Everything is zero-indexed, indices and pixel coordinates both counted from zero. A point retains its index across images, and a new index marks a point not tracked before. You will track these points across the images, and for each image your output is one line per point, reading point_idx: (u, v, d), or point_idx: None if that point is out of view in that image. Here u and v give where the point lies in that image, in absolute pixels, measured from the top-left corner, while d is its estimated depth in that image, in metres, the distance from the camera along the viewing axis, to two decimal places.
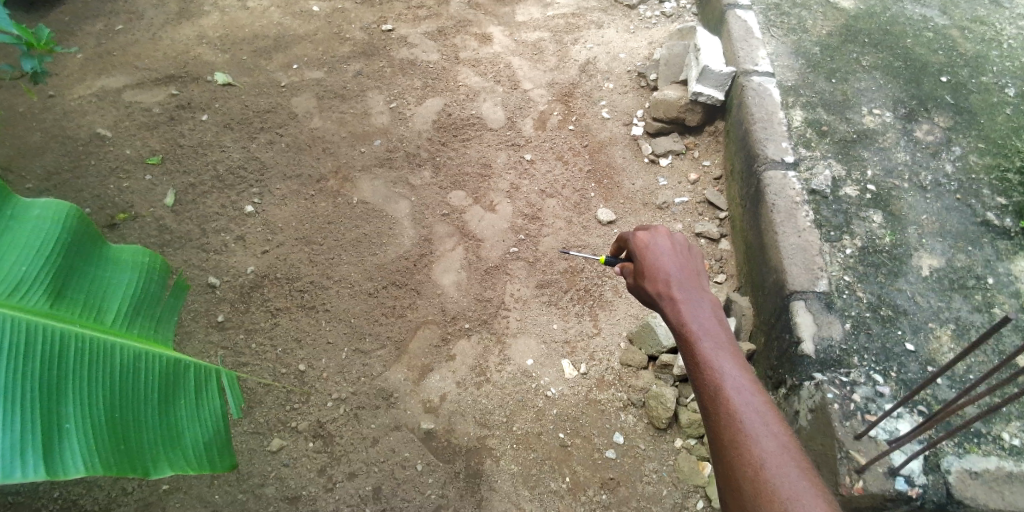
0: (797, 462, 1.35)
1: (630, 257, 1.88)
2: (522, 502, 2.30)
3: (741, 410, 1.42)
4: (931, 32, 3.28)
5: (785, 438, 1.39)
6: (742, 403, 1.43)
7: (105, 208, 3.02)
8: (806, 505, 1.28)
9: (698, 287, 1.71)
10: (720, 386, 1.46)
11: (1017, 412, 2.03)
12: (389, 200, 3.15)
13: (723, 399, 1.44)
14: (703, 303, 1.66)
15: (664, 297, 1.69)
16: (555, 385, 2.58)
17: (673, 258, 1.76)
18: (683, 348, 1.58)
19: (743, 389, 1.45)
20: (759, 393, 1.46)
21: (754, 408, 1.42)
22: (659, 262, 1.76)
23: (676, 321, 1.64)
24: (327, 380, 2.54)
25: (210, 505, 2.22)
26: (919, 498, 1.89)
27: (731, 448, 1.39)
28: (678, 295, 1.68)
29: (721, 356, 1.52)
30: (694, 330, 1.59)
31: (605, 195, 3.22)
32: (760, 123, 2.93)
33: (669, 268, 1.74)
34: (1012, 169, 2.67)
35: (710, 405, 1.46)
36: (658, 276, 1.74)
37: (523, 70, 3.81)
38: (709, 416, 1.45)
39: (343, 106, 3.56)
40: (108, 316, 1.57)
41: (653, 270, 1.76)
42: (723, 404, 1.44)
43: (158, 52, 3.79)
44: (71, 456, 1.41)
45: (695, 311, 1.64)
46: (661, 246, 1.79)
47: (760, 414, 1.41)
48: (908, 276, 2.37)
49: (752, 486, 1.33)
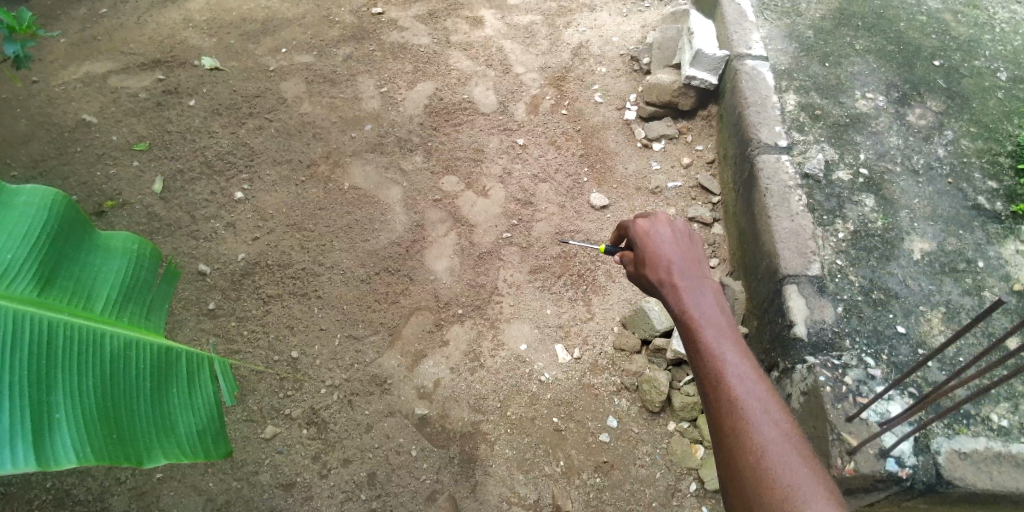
0: (797, 449, 1.36)
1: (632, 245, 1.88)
2: (517, 486, 2.31)
3: (742, 398, 1.42)
4: (924, 15, 3.27)
5: (786, 425, 1.39)
6: (744, 391, 1.43)
7: (93, 195, 2.98)
8: (806, 492, 1.28)
9: (700, 274, 1.70)
10: (721, 374, 1.47)
11: (1006, 393, 2.06)
12: (381, 185, 3.12)
13: (725, 386, 1.44)
14: (705, 290, 1.66)
15: (666, 285, 1.69)
16: (549, 369, 2.59)
17: (675, 246, 1.76)
18: (685, 335, 1.58)
19: (745, 378, 1.46)
20: (761, 381, 1.46)
21: (756, 396, 1.43)
22: (661, 250, 1.75)
23: (678, 309, 1.64)
24: (321, 367, 2.53)
25: (204, 493, 2.22)
26: (909, 479, 1.91)
27: (732, 436, 1.39)
28: (680, 283, 1.67)
29: (723, 343, 1.52)
30: (696, 317, 1.59)
31: (599, 180, 3.21)
32: (754, 107, 2.92)
33: (671, 255, 1.73)
34: (1003, 153, 2.69)
35: (711, 393, 1.46)
36: (660, 263, 1.73)
37: (515, 54, 3.78)
38: (710, 404, 1.46)
39: (333, 90, 3.52)
40: (97, 304, 1.55)
41: (655, 258, 1.76)
42: (725, 392, 1.44)
43: (143, 36, 3.73)
44: (62, 446, 1.40)
45: (697, 298, 1.63)
46: (662, 234, 1.79)
47: (762, 403, 1.41)
48: (900, 260, 2.39)
49: (752, 474, 1.34)
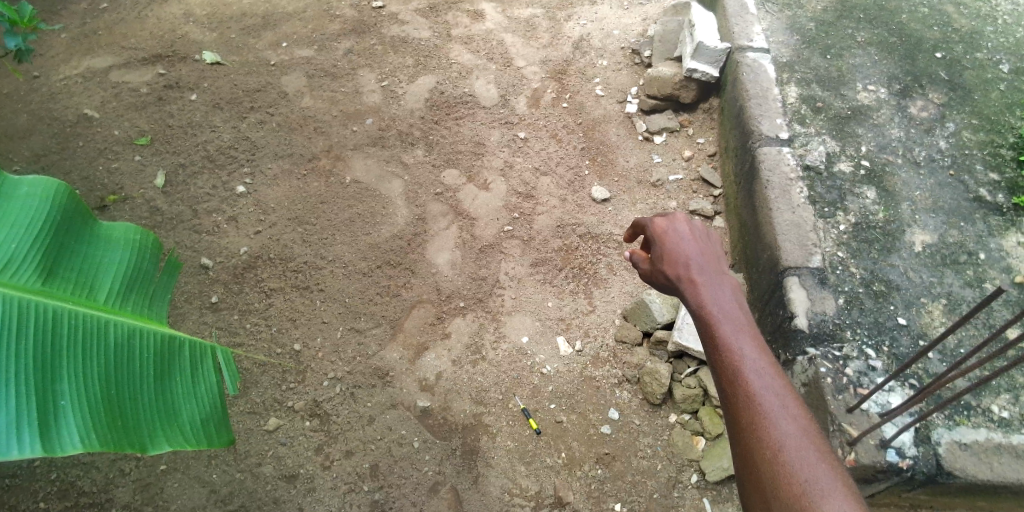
0: (815, 445, 1.34)
1: (648, 243, 1.88)
2: (519, 477, 2.32)
3: (760, 394, 1.41)
4: (926, 7, 3.26)
5: (804, 421, 1.38)
6: (762, 386, 1.42)
7: (95, 190, 2.99)
8: (824, 487, 1.27)
9: (718, 271, 1.70)
10: (739, 368, 1.45)
11: (1007, 384, 2.06)
12: (382, 179, 3.13)
13: (743, 381, 1.43)
14: (724, 285, 1.65)
15: (684, 282, 1.69)
16: (550, 362, 2.59)
17: (693, 244, 1.76)
18: (702, 330, 1.57)
19: (763, 372, 1.44)
20: (779, 376, 1.44)
21: (774, 391, 1.41)
22: (679, 248, 1.76)
23: (695, 305, 1.63)
24: (323, 360, 2.54)
25: (208, 485, 2.23)
26: (910, 469, 1.92)
27: (749, 431, 1.38)
28: (698, 279, 1.67)
29: (741, 338, 1.51)
30: (714, 312, 1.58)
31: (600, 174, 3.21)
32: (755, 100, 2.92)
33: (689, 254, 1.74)
34: (1005, 145, 2.68)
35: (729, 388, 1.45)
36: (678, 260, 1.74)
37: (516, 47, 3.77)
38: (728, 399, 1.44)
39: (334, 84, 3.52)
40: (101, 293, 1.55)
41: (673, 256, 1.76)
42: (743, 387, 1.43)
43: (144, 31, 3.72)
44: (67, 433, 1.40)
45: (715, 293, 1.62)
46: (681, 232, 1.79)
47: (779, 398, 1.39)
48: (901, 251, 2.39)
49: (770, 470, 1.32)
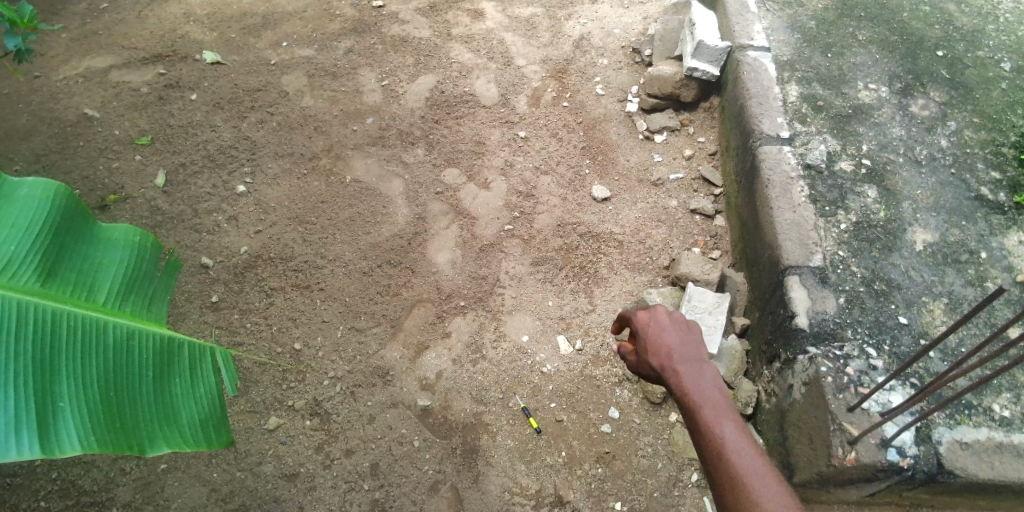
0: None
1: (632, 333, 1.88)
2: (520, 476, 2.31)
3: (754, 494, 1.40)
4: (928, 6, 3.25)
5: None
6: (755, 486, 1.41)
7: (95, 190, 2.99)
8: None
9: (701, 359, 1.70)
10: (730, 469, 1.45)
11: (1009, 383, 2.05)
12: (382, 178, 3.12)
13: (735, 484, 1.42)
14: (708, 376, 1.64)
15: (669, 374, 1.69)
16: (551, 361, 2.59)
17: (673, 332, 1.76)
18: (691, 429, 1.57)
19: (755, 470, 1.43)
20: (770, 471, 1.43)
21: (767, 489, 1.40)
22: (660, 337, 1.76)
23: (679, 391, 1.64)
24: (324, 359, 2.54)
25: (208, 484, 2.24)
26: (910, 468, 1.92)
27: None
28: (682, 370, 1.67)
29: (730, 434, 1.50)
30: (700, 407, 1.58)
31: (601, 172, 3.20)
32: (755, 99, 2.92)
33: (671, 342, 1.74)
34: (1006, 144, 2.68)
35: (724, 491, 1.44)
36: (661, 351, 1.74)
37: (516, 47, 3.77)
38: (724, 503, 1.44)
39: (334, 84, 3.52)
40: (100, 293, 1.55)
41: (656, 346, 1.76)
42: (736, 491, 1.42)
43: (145, 31, 3.73)
44: (66, 433, 1.40)
45: (700, 385, 1.62)
46: (660, 320, 1.80)
47: (772, 494, 1.38)
48: (902, 250, 2.38)
49: None
